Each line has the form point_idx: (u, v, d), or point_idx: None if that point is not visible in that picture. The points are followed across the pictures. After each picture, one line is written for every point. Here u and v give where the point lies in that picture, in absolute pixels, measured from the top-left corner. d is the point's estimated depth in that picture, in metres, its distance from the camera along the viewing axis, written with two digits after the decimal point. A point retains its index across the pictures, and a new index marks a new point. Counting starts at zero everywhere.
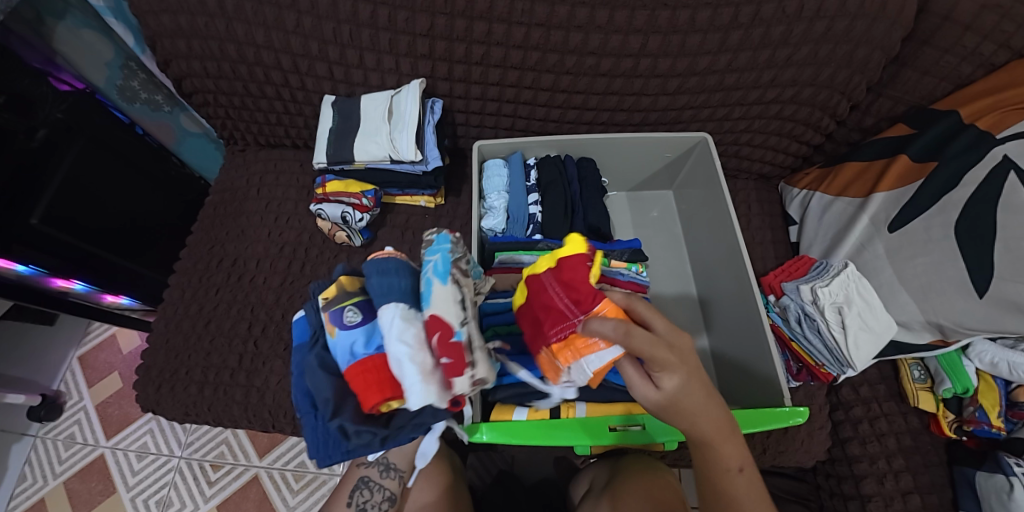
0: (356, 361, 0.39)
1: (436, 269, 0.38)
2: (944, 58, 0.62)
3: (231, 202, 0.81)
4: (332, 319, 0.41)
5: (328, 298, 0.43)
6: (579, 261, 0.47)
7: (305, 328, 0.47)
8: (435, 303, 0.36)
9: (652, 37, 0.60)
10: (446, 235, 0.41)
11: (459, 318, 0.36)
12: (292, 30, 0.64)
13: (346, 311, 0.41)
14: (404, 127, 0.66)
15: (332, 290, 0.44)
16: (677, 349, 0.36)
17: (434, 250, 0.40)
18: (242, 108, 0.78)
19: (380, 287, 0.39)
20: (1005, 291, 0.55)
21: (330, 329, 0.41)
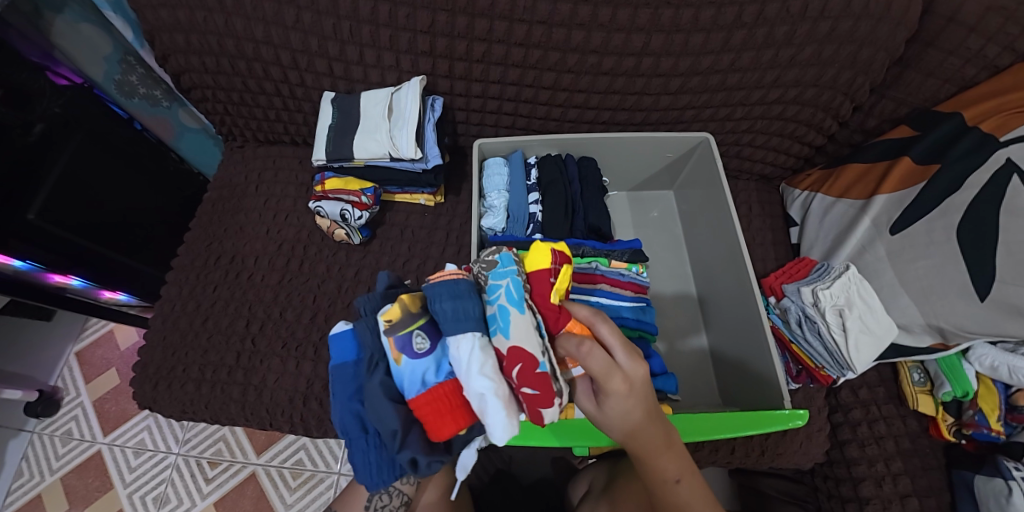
0: (427, 391, 0.40)
1: (508, 295, 0.42)
2: (948, 59, 0.62)
3: (229, 198, 0.81)
4: (399, 344, 0.41)
5: (390, 318, 0.42)
6: (539, 278, 0.47)
7: (352, 348, 0.46)
8: (515, 333, 0.40)
9: (655, 36, 0.59)
10: (508, 257, 0.46)
11: (538, 348, 0.40)
12: (292, 25, 0.63)
13: (415, 336, 0.41)
14: (404, 124, 0.65)
15: (394, 311, 0.42)
16: (626, 371, 0.38)
17: (504, 275, 0.44)
18: (241, 104, 0.77)
19: (453, 313, 0.41)
20: (1006, 295, 0.55)
21: (398, 357, 0.41)
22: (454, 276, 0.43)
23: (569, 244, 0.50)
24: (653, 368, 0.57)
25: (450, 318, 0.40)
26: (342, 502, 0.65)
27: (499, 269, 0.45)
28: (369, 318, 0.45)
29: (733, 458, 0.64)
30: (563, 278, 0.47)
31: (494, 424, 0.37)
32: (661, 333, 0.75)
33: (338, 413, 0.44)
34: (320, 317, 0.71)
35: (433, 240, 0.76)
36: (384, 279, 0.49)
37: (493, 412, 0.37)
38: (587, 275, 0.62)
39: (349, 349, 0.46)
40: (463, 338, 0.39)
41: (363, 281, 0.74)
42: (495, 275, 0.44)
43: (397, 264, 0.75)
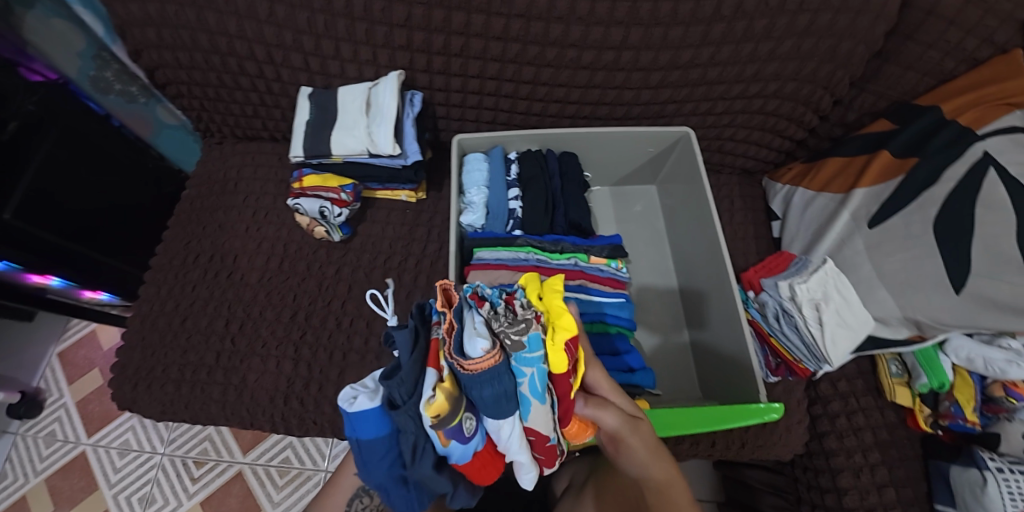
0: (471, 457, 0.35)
1: (533, 391, 0.33)
2: (927, 52, 0.62)
3: (208, 196, 0.80)
4: (449, 435, 0.32)
5: (440, 415, 0.30)
6: (560, 379, 0.35)
7: (378, 424, 0.33)
8: (534, 419, 0.35)
9: (633, 30, 0.59)
10: (538, 332, 0.33)
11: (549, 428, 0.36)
12: (266, 19, 0.62)
13: (462, 426, 0.32)
14: (382, 120, 0.64)
15: (441, 404, 0.30)
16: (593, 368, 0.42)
17: (524, 368, 0.33)
18: (217, 100, 0.76)
19: (493, 403, 0.32)
20: (981, 287, 0.56)
21: (442, 441, 0.32)
22: (491, 357, 0.31)
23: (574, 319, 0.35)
24: (630, 363, 0.57)
25: (491, 405, 0.32)
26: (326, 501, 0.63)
27: (523, 351, 0.33)
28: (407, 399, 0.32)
29: (713, 451, 0.65)
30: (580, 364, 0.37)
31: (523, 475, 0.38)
32: (641, 322, 0.75)
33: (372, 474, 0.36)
34: (300, 315, 0.70)
35: (414, 237, 0.75)
36: (403, 337, 0.33)
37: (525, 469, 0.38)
38: (566, 271, 0.61)
39: (375, 426, 0.33)
40: (506, 424, 0.34)
41: (343, 279, 0.72)
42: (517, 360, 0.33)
43: (378, 261, 0.73)
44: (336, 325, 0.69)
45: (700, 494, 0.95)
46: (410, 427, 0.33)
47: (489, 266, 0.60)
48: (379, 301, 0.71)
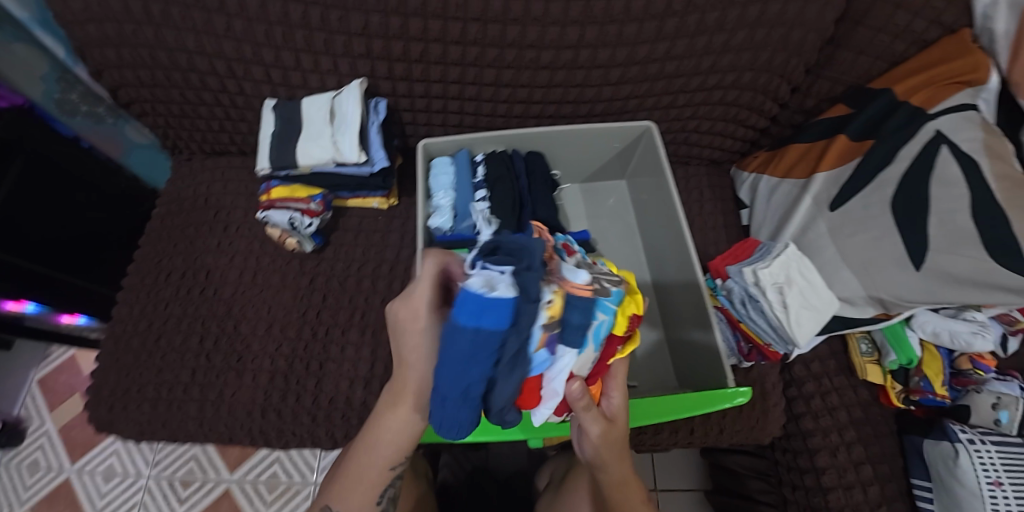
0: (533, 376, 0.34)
1: (596, 334, 0.35)
2: (877, 36, 0.63)
3: (178, 213, 0.79)
4: (546, 341, 0.32)
5: (554, 319, 0.31)
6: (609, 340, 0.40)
7: (506, 313, 0.27)
8: (582, 359, 0.36)
9: (589, 28, 0.60)
10: (620, 288, 0.36)
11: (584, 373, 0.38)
12: (224, 33, 0.62)
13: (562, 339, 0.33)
14: (346, 129, 0.65)
15: (557, 308, 0.31)
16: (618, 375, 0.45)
17: (603, 308, 0.35)
18: (182, 116, 0.76)
19: (585, 326, 0.33)
20: (940, 263, 0.57)
21: (537, 345, 0.32)
22: (586, 289, 0.33)
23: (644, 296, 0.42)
24: None
25: (571, 334, 0.33)
26: (343, 499, 0.49)
27: (605, 298, 0.35)
28: (532, 283, 0.29)
29: (692, 439, 0.66)
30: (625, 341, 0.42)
31: (538, 412, 0.38)
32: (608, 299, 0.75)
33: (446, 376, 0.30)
34: (276, 328, 0.69)
35: (387, 243, 0.75)
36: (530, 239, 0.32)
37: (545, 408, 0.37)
38: None
39: (492, 306, 0.27)
40: (574, 355, 0.34)
41: (317, 289, 0.71)
42: (598, 302, 0.35)
43: (351, 269, 0.73)
44: (311, 335, 0.69)
45: (688, 483, 0.96)
46: (525, 322, 0.28)
47: None
48: (354, 309, 0.70)
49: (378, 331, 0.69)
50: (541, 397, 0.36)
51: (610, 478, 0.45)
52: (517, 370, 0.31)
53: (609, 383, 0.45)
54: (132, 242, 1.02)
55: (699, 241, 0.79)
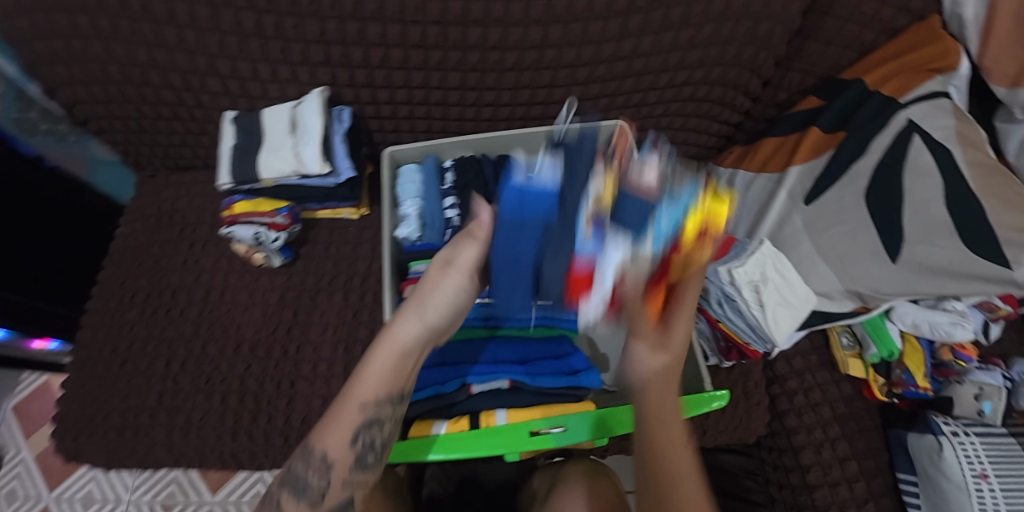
0: (579, 270, 0.38)
1: (654, 230, 0.37)
2: (845, 26, 0.62)
3: (142, 231, 0.77)
4: (592, 226, 0.37)
5: (601, 204, 0.37)
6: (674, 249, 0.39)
7: (547, 192, 0.39)
8: (640, 259, 0.37)
9: (552, 27, 0.59)
10: (691, 197, 0.39)
11: (643, 278, 0.39)
12: (176, 46, 0.60)
13: (610, 227, 0.37)
14: (309, 140, 0.63)
15: (603, 190, 0.38)
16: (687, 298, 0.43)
17: (669, 204, 0.38)
18: (142, 132, 0.73)
19: (632, 212, 0.37)
20: (915, 255, 0.56)
21: (583, 230, 0.37)
22: (648, 186, 0.38)
23: (729, 202, 0.41)
24: (574, 365, 0.55)
25: (620, 222, 0.37)
26: (325, 436, 0.40)
27: (668, 202, 0.38)
28: (580, 174, 0.39)
29: None
30: (699, 249, 0.40)
31: (586, 309, 0.40)
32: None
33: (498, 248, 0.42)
34: (245, 347, 0.67)
35: (359, 255, 0.73)
36: (590, 145, 0.42)
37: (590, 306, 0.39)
38: None
39: (534, 194, 0.40)
40: (623, 249, 0.36)
41: (287, 305, 0.69)
42: (659, 204, 0.38)
43: (322, 282, 0.71)
44: (282, 353, 0.67)
45: None
46: (568, 205, 0.38)
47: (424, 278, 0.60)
48: (326, 324, 0.69)
49: (351, 346, 0.67)
50: (587, 294, 0.39)
51: (649, 408, 0.39)
52: (563, 245, 0.38)
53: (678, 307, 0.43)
54: (98, 262, 0.99)
55: None
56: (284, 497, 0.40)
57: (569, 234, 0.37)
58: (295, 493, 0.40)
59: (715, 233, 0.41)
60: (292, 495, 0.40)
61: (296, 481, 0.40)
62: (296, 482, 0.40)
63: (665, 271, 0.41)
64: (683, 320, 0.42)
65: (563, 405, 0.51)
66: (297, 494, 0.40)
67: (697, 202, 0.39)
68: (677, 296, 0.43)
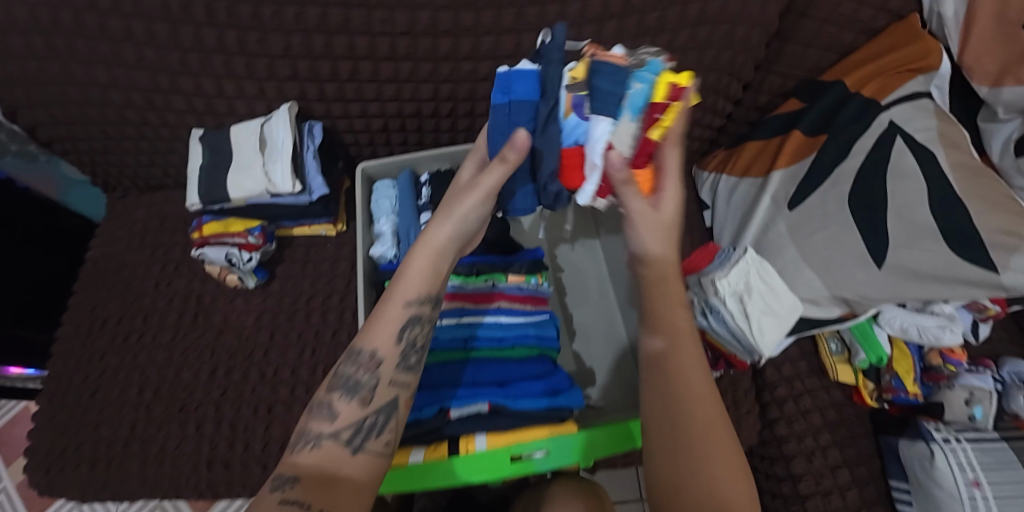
0: (571, 147, 0.42)
1: (630, 104, 0.39)
2: (823, 28, 0.61)
3: (113, 254, 0.75)
4: (574, 102, 0.41)
5: (576, 78, 0.41)
6: (647, 121, 0.41)
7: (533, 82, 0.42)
8: (618, 133, 0.40)
9: (525, 35, 0.57)
10: (655, 63, 0.40)
11: (626, 151, 0.41)
12: (136, 64, 0.58)
13: (584, 98, 0.40)
14: (278, 157, 0.61)
15: (577, 70, 0.41)
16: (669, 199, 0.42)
17: (636, 77, 0.39)
18: (107, 153, 0.71)
19: (607, 83, 0.39)
20: (901, 259, 0.55)
21: (566, 111, 0.41)
22: (617, 57, 0.41)
23: (691, 74, 0.40)
24: (556, 385, 0.52)
25: (597, 102, 0.39)
26: (371, 334, 0.39)
27: (641, 71, 0.39)
28: (555, 62, 0.41)
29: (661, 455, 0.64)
30: (671, 115, 0.41)
31: (583, 192, 0.43)
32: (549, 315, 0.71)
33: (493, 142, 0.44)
34: (220, 372, 0.65)
35: (337, 272, 0.71)
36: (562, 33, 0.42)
37: (585, 192, 0.43)
38: (483, 295, 0.56)
39: (520, 91, 0.42)
40: (607, 122, 0.39)
41: (264, 327, 0.68)
42: (636, 74, 0.39)
43: (299, 302, 0.69)
44: (258, 378, 0.65)
45: None
46: (549, 89, 0.41)
47: None
48: (303, 346, 0.67)
49: (329, 368, 0.65)
50: (582, 179, 0.42)
51: (674, 364, 0.37)
52: (552, 135, 0.41)
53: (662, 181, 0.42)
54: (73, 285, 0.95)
55: None
56: (333, 400, 0.37)
57: (552, 119, 0.41)
58: (347, 393, 0.37)
59: (685, 99, 0.42)
60: (341, 397, 0.37)
61: (346, 382, 0.38)
62: (346, 382, 0.38)
63: (648, 141, 0.42)
64: (671, 195, 0.42)
65: (547, 428, 0.50)
66: (348, 393, 0.37)
67: (661, 73, 0.40)
68: (660, 170, 0.43)
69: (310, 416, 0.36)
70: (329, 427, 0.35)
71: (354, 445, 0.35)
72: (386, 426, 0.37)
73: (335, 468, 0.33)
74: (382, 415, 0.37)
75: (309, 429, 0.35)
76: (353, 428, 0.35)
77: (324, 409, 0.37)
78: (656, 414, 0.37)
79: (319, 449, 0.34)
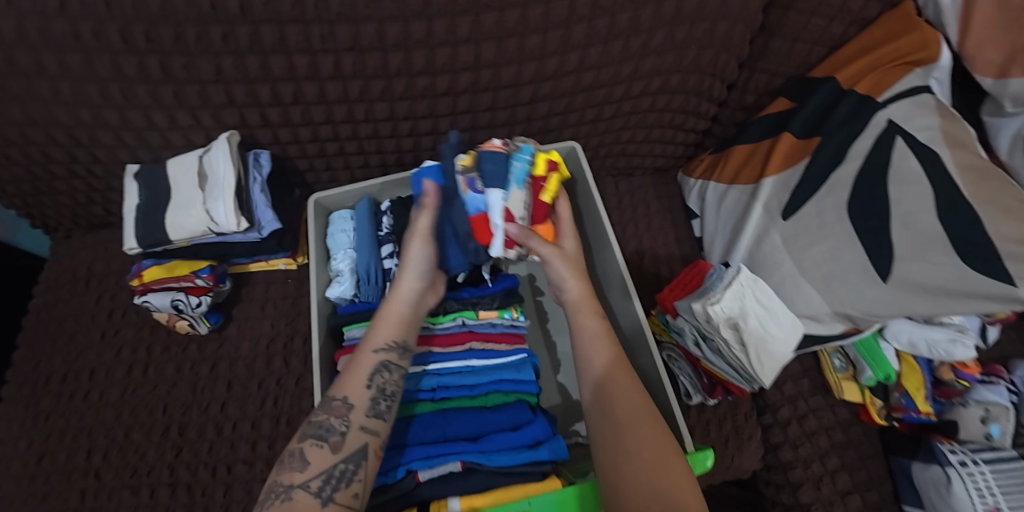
0: (476, 215, 0.49)
1: (515, 177, 0.49)
2: (811, 20, 0.56)
3: (55, 303, 0.68)
4: (467, 183, 0.49)
5: (467, 166, 0.50)
6: (533, 190, 0.51)
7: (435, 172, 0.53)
8: (512, 199, 0.49)
9: (485, 46, 0.51)
10: (529, 146, 0.52)
11: (521, 212, 0.49)
12: (52, 99, 0.51)
13: (476, 178, 0.49)
14: (220, 193, 0.55)
15: (467, 159, 0.50)
16: (570, 245, 0.51)
17: (516, 157, 0.50)
18: (40, 194, 0.64)
19: (490, 168, 0.49)
20: (908, 272, 0.50)
21: (464, 190, 0.50)
22: (498, 147, 0.51)
23: (558, 152, 0.55)
24: (536, 435, 0.48)
25: (488, 179, 0.48)
26: (342, 385, 0.42)
27: (519, 153, 0.51)
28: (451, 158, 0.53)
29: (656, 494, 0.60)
30: (553, 182, 0.52)
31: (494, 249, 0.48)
32: (533, 348, 0.67)
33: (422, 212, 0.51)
34: (174, 430, 0.60)
35: (301, 311, 0.67)
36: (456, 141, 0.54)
37: (496, 244, 0.48)
38: (453, 336, 0.53)
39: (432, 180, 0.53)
40: (498, 193, 0.48)
41: (221, 377, 0.63)
42: (516, 156, 0.51)
43: (260, 347, 0.65)
44: (217, 434, 0.59)
45: None
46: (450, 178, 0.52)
47: None
48: (265, 396, 0.62)
49: (295, 418, 0.61)
50: (491, 235, 0.48)
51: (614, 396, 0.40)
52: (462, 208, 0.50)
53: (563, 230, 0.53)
54: None
55: (649, 260, 0.72)
56: (304, 448, 0.38)
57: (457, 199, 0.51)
58: (317, 441, 0.38)
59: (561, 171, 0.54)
60: (313, 444, 0.38)
61: (317, 430, 0.39)
62: (317, 431, 0.39)
63: (541, 203, 0.52)
64: (569, 237, 0.52)
65: (528, 486, 0.44)
66: (319, 441, 0.38)
67: (532, 153, 0.52)
68: (558, 222, 0.54)
69: (279, 468, 0.37)
70: (299, 477, 0.36)
71: (322, 495, 0.35)
72: (355, 475, 0.37)
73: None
74: (352, 462, 0.38)
75: (279, 480, 0.36)
76: (322, 476, 0.36)
77: (294, 459, 0.37)
78: (603, 430, 0.39)
79: (290, 500, 0.34)
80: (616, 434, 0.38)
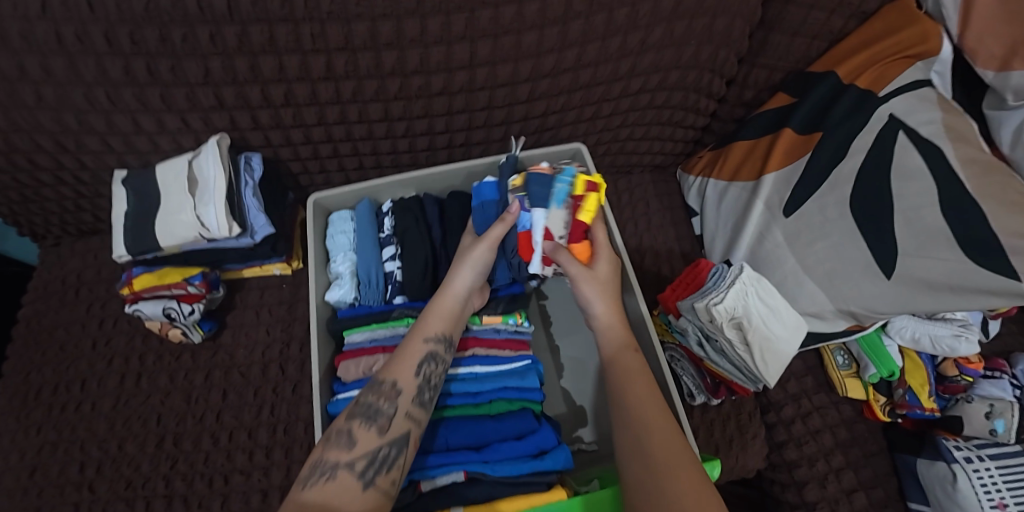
0: (522, 232, 0.50)
1: (556, 197, 0.50)
2: (811, 14, 0.55)
3: (45, 312, 0.67)
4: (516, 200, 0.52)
5: (518, 185, 0.53)
6: (573, 210, 0.51)
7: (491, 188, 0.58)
8: (550, 218, 0.50)
9: (480, 43, 0.50)
10: (572, 170, 0.52)
11: (560, 232, 0.50)
12: (36, 104, 0.50)
13: (524, 197, 0.51)
14: (210, 199, 0.54)
15: (519, 179, 0.53)
16: (604, 265, 0.49)
17: (558, 179, 0.51)
18: (26, 202, 0.62)
19: (538, 189, 0.50)
20: (912, 268, 0.49)
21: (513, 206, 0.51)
22: (545, 169, 0.52)
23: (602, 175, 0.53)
24: (541, 444, 0.47)
25: (534, 199, 0.50)
26: (391, 369, 0.42)
27: (563, 174, 0.52)
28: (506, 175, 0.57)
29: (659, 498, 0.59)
30: (593, 203, 0.51)
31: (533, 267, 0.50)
32: (536, 352, 0.66)
33: (479, 222, 0.56)
34: (168, 441, 0.59)
35: (296, 316, 0.66)
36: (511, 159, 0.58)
37: (534, 262, 0.49)
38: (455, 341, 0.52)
39: (489, 194, 0.57)
40: (541, 212, 0.50)
41: (215, 386, 0.62)
42: (558, 177, 0.51)
43: (255, 355, 0.63)
44: (213, 444, 0.58)
45: None
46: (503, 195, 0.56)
47: (359, 350, 0.53)
48: (261, 404, 0.61)
49: (293, 426, 0.59)
50: (531, 252, 0.50)
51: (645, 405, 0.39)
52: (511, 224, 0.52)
53: (599, 252, 0.50)
54: None
55: (650, 259, 0.71)
56: (352, 427, 0.38)
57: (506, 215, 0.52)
58: (366, 422, 0.38)
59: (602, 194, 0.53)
60: (360, 424, 0.38)
61: (366, 411, 0.39)
62: (366, 411, 0.39)
63: (580, 222, 0.51)
64: (605, 261, 0.50)
65: (532, 497, 0.43)
66: (367, 421, 0.38)
67: (574, 175, 0.52)
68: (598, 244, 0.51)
69: (326, 444, 0.37)
70: (345, 456, 0.36)
71: (365, 478, 0.35)
72: (396, 461, 0.38)
73: (343, 503, 0.33)
74: (395, 447, 0.38)
75: (325, 457, 0.36)
76: (367, 458, 0.36)
77: (341, 438, 0.37)
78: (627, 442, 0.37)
79: (334, 479, 0.35)
80: (642, 442, 0.36)
